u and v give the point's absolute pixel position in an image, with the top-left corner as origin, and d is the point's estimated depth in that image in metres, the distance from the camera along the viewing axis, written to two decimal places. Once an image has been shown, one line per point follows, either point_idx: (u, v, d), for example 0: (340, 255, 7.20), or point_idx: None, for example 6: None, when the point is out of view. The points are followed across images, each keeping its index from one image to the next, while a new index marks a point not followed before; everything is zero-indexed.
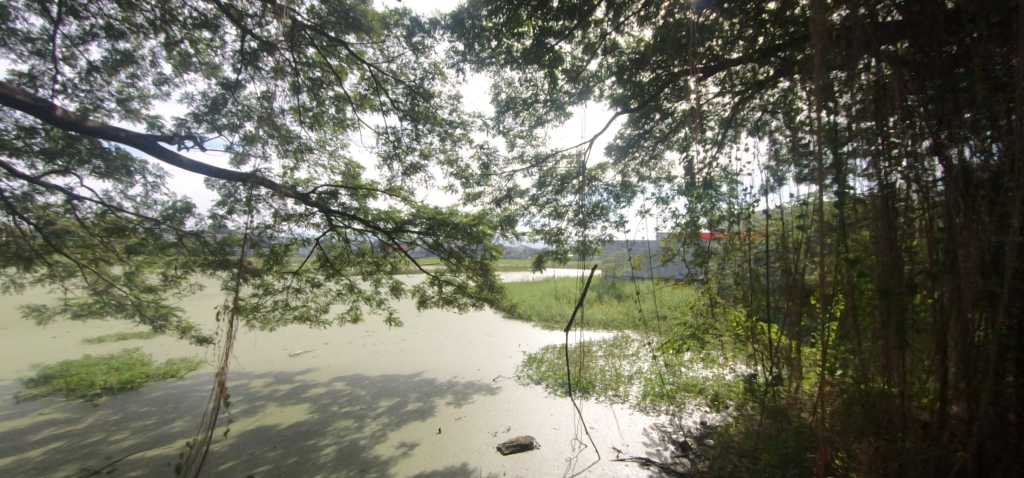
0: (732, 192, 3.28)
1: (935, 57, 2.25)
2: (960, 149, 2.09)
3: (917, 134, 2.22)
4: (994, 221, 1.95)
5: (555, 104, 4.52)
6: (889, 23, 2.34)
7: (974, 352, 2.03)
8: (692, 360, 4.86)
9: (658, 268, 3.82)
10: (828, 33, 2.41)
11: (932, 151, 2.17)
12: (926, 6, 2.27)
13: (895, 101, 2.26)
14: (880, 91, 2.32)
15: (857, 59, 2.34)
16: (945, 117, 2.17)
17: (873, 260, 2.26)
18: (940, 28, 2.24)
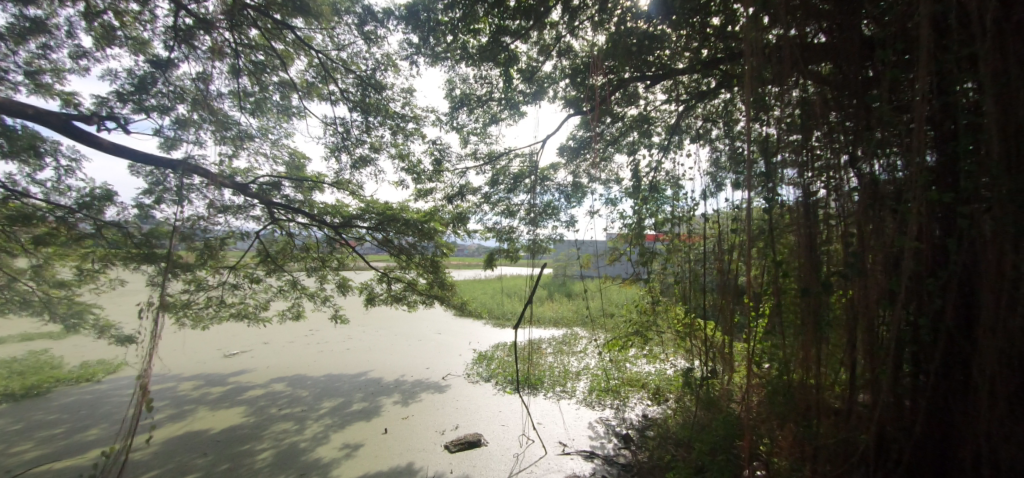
0: (675, 195, 3.44)
1: (855, 78, 2.45)
2: (873, 163, 2.28)
3: (838, 148, 2.40)
4: (897, 227, 2.15)
5: (510, 103, 4.53)
6: (815, 46, 2.56)
7: (879, 344, 2.21)
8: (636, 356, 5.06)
9: (605, 267, 3.96)
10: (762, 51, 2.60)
11: (849, 164, 2.36)
12: (846, 32, 2.49)
13: (818, 117, 2.46)
14: (806, 107, 2.52)
15: (787, 76, 2.54)
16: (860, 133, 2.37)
17: (797, 261, 2.46)
18: (857, 53, 2.47)
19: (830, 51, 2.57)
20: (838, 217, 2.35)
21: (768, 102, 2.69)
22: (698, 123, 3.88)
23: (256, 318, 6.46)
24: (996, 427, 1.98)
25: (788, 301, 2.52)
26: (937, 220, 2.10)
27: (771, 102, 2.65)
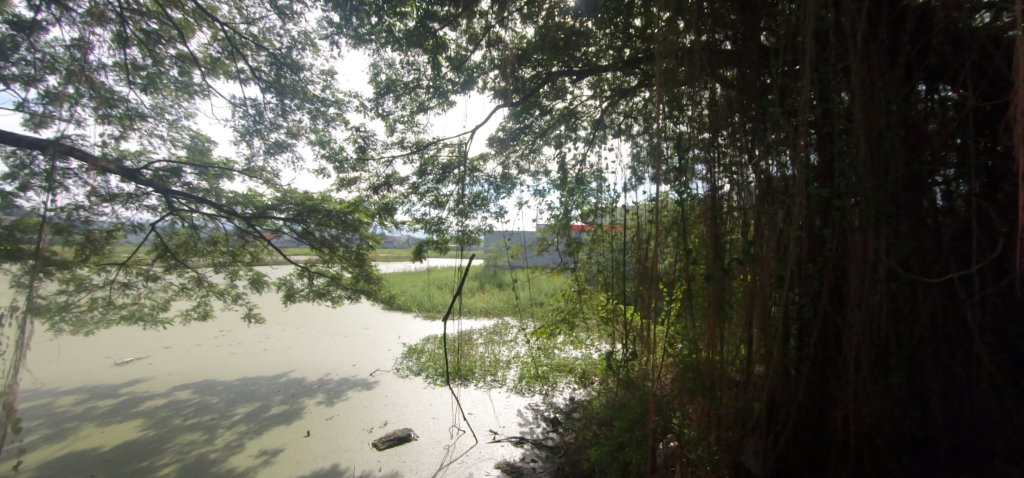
0: (598, 187, 3.56)
1: (754, 83, 2.69)
2: (770, 162, 2.53)
3: (741, 147, 2.64)
4: (785, 217, 2.39)
5: (438, 92, 4.43)
6: (722, 51, 2.79)
7: (770, 321, 2.43)
8: (564, 343, 5.25)
9: (534, 258, 4.04)
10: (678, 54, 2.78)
11: (748, 162, 2.59)
12: (748, 41, 2.73)
13: (724, 118, 2.69)
14: (715, 108, 2.74)
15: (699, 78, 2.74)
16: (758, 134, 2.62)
17: (704, 248, 2.62)
18: (757, 61, 2.71)
19: (733, 57, 2.79)
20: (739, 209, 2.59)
21: (682, 102, 2.87)
22: (619, 119, 4.06)
23: (153, 320, 5.79)
24: (861, 389, 2.30)
25: (696, 285, 2.67)
26: (818, 213, 2.37)
27: (684, 100, 2.82)
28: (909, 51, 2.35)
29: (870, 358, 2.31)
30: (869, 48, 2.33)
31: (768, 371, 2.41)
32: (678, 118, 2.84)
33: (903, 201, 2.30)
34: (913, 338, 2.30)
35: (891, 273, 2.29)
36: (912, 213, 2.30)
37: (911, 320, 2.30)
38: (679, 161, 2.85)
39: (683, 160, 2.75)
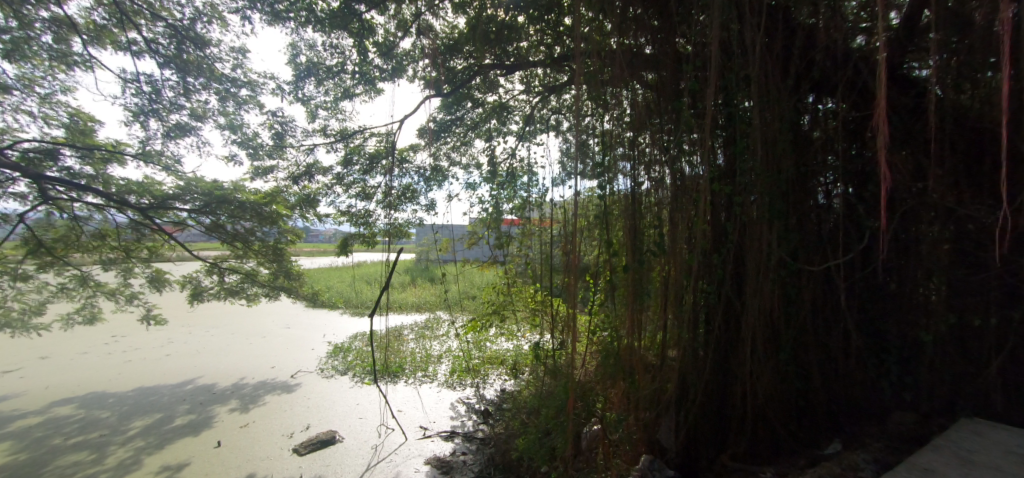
0: (528, 181, 3.56)
1: (671, 86, 2.85)
2: (685, 161, 2.67)
3: (661, 146, 2.76)
4: (695, 210, 2.52)
5: (365, 78, 4.25)
6: (644, 55, 2.89)
7: (683, 308, 2.54)
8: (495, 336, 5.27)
9: (463, 251, 4.02)
10: (604, 55, 2.85)
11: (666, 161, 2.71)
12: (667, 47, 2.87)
13: (645, 118, 2.80)
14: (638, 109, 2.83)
15: (624, 79, 2.82)
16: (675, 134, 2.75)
17: (625, 240, 2.68)
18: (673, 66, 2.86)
19: (655, 60, 2.90)
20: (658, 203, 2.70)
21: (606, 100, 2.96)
22: (548, 114, 4.12)
23: (24, 326, 4.98)
24: (758, 367, 2.50)
25: (617, 276, 2.66)
26: (723, 208, 2.54)
27: (611, 101, 2.87)
28: (799, 65, 2.62)
29: (765, 339, 2.52)
30: (767, 59, 2.54)
31: (681, 354, 2.55)
32: (605, 116, 2.85)
33: (793, 199, 2.56)
34: (799, 320, 2.55)
35: (781, 262, 2.51)
36: (800, 210, 2.58)
37: (797, 304, 2.56)
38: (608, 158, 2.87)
39: (610, 158, 2.77)
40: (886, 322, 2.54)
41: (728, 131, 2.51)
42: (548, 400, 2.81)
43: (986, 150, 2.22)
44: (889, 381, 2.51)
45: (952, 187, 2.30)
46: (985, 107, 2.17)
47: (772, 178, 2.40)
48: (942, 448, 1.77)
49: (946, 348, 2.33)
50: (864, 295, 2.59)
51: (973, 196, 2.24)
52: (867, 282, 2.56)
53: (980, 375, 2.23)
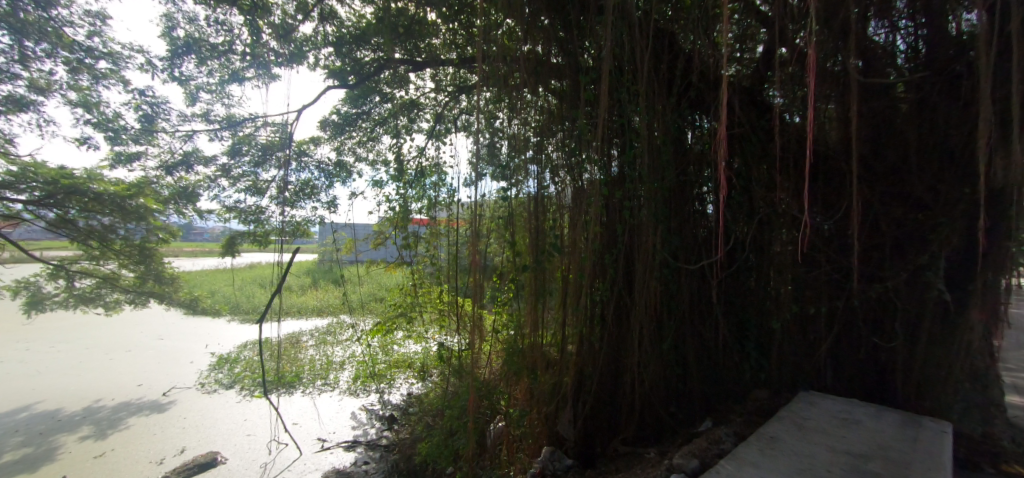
0: (440, 180, 3.47)
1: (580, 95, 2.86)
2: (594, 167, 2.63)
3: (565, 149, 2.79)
4: (593, 212, 2.59)
5: (257, 62, 3.87)
6: (556, 63, 2.90)
7: (581, 304, 2.66)
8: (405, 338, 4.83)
9: (370, 252, 3.83)
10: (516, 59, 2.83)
11: (567, 167, 2.76)
12: (575, 57, 2.89)
13: (554, 124, 2.83)
14: (548, 115, 2.86)
15: (535, 85, 2.86)
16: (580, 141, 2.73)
17: (528, 238, 2.64)
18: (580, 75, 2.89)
19: (563, 69, 2.91)
20: (565, 207, 2.72)
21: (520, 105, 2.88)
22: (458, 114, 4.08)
23: None
24: (645, 357, 2.72)
25: (523, 272, 2.61)
26: (615, 211, 2.71)
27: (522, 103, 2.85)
28: (681, 85, 2.90)
29: (651, 331, 2.74)
30: (654, 78, 2.78)
31: (578, 348, 2.69)
32: (515, 120, 2.82)
33: (674, 206, 2.82)
34: (678, 314, 2.83)
35: (664, 262, 2.75)
36: (680, 215, 2.84)
37: (676, 298, 2.85)
38: (518, 161, 2.79)
39: (518, 161, 2.75)
40: (746, 314, 2.91)
41: (622, 140, 2.68)
42: (450, 401, 2.69)
43: (819, 167, 2.66)
44: (748, 366, 2.87)
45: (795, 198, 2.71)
46: (820, 132, 2.60)
47: (656, 184, 2.65)
48: (784, 417, 2.05)
49: (790, 334, 2.74)
50: (731, 290, 2.95)
51: (810, 206, 2.67)
52: (732, 279, 2.92)
53: (815, 355, 2.65)
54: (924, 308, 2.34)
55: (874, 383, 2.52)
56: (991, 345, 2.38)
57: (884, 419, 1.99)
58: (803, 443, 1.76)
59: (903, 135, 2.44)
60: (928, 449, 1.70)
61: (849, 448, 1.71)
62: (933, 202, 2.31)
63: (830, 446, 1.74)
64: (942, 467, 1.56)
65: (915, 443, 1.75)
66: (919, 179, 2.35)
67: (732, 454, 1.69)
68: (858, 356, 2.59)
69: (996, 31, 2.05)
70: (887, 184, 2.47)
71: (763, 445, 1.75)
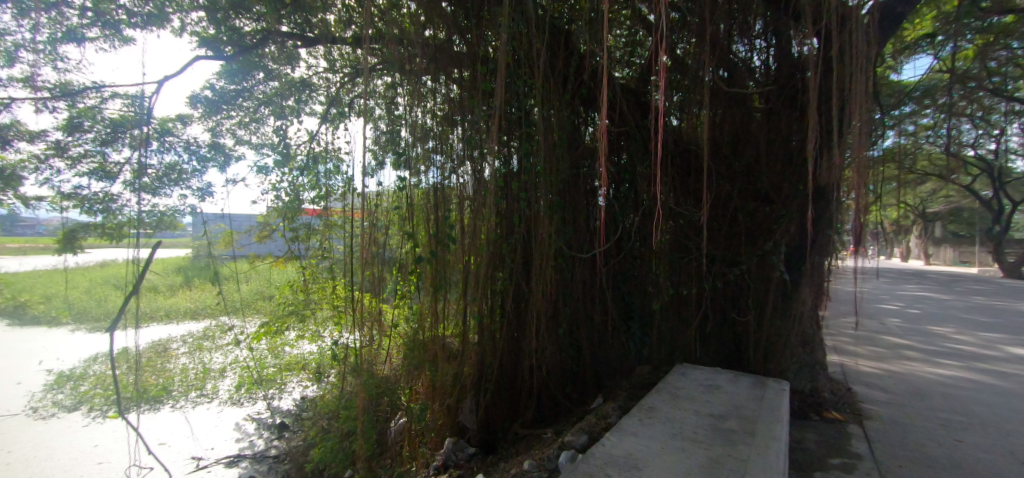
0: (336, 169, 3.19)
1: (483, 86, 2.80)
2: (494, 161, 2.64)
3: (466, 139, 2.72)
4: (490, 203, 2.62)
5: (102, 20, 3.25)
6: (459, 53, 2.85)
7: (482, 293, 2.67)
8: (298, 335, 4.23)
9: (253, 246, 3.61)
10: (420, 42, 2.69)
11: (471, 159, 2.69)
12: (477, 47, 2.85)
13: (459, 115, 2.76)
14: (452, 104, 2.79)
15: (437, 72, 2.77)
16: (479, 132, 2.71)
17: (427, 228, 2.56)
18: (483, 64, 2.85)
19: (469, 59, 2.83)
20: (469, 198, 2.65)
21: (423, 91, 2.71)
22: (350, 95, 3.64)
23: None
24: (542, 343, 2.84)
25: (422, 265, 2.51)
26: (515, 202, 2.73)
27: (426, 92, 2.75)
28: (574, 82, 3.05)
29: (548, 317, 2.86)
30: (550, 73, 2.87)
31: (480, 337, 2.70)
32: (419, 107, 2.66)
33: (569, 197, 2.97)
34: (572, 301, 2.98)
35: (558, 251, 2.87)
36: (574, 206, 2.99)
37: (571, 285, 2.99)
38: (420, 150, 2.66)
39: (420, 149, 2.62)
40: (632, 298, 3.17)
41: (521, 132, 2.72)
42: (344, 400, 2.52)
43: (690, 165, 2.99)
44: (633, 344, 3.14)
45: (673, 192, 3.01)
46: (693, 133, 2.92)
47: (551, 176, 2.76)
48: (662, 388, 2.28)
49: (668, 314, 3.05)
50: (620, 276, 3.17)
51: (684, 199, 3.00)
52: (619, 267, 3.15)
53: (686, 332, 3.00)
54: (769, 286, 2.78)
55: (733, 352, 2.93)
56: (815, 315, 2.91)
57: (739, 383, 2.31)
58: (675, 410, 1.98)
59: (755, 139, 2.84)
60: (771, 405, 2.01)
61: (712, 411, 1.95)
62: (775, 197, 2.74)
63: (696, 410, 1.97)
64: (780, 419, 1.85)
65: (761, 401, 2.05)
66: (766, 176, 2.77)
67: (617, 426, 1.82)
68: (721, 330, 2.98)
69: (821, 56, 2.50)
70: (743, 181, 2.86)
71: (643, 415, 1.92)
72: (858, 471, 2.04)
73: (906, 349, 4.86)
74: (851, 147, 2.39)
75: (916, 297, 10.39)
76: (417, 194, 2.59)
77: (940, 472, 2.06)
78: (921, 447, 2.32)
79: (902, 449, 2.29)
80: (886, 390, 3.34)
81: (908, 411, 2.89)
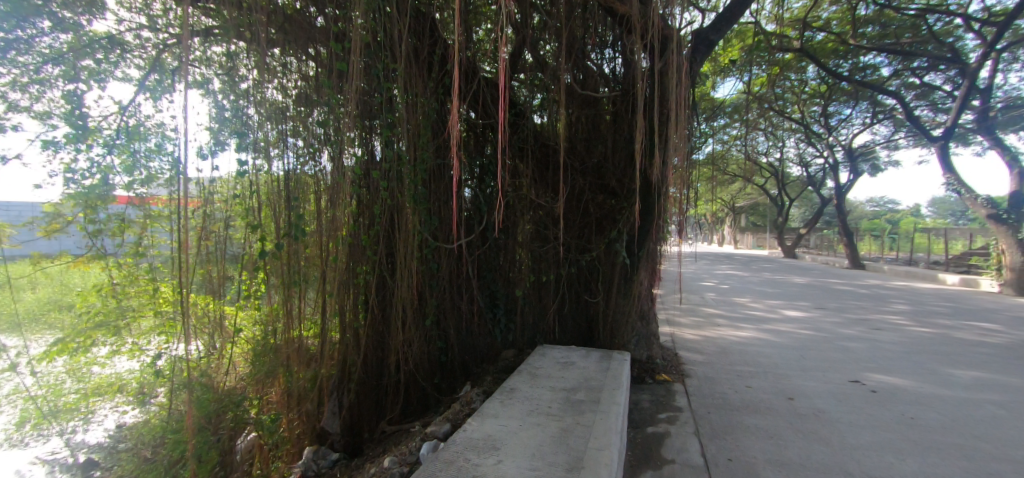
0: (159, 147, 2.68)
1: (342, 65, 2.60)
2: (353, 150, 2.49)
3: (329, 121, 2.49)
4: (351, 195, 2.49)
5: None
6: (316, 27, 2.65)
7: (348, 289, 2.53)
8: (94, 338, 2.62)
9: (38, 243, 2.51)
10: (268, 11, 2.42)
11: (327, 145, 2.46)
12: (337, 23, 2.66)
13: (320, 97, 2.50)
14: (309, 83, 2.56)
15: (289, 47, 2.55)
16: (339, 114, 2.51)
17: (277, 217, 2.30)
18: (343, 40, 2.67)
19: (326, 35, 2.63)
20: (325, 186, 2.43)
21: (274, 68, 2.45)
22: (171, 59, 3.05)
23: None
24: (409, 336, 2.79)
25: (268, 260, 2.24)
26: (380, 194, 2.61)
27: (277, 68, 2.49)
28: (439, 72, 3.02)
29: (414, 310, 2.81)
30: (414, 60, 2.82)
31: (342, 336, 2.53)
32: (268, 83, 2.39)
33: (434, 187, 2.94)
34: (439, 291, 2.97)
35: (423, 241, 2.82)
36: (440, 197, 2.97)
37: (439, 277, 2.97)
38: (272, 131, 2.41)
39: (268, 132, 2.37)
40: (497, 285, 3.27)
41: (385, 118, 2.61)
42: (174, 423, 2.15)
43: (549, 159, 3.22)
44: (498, 331, 3.28)
45: (534, 185, 3.22)
46: (553, 130, 3.14)
47: (417, 165, 2.72)
48: (523, 370, 2.42)
49: (530, 300, 3.28)
50: (487, 265, 3.23)
51: (543, 192, 3.24)
52: (485, 256, 3.21)
53: (546, 315, 3.27)
54: (614, 269, 3.19)
55: (586, 331, 3.27)
56: (650, 293, 3.39)
57: (590, 358, 2.58)
58: (533, 388, 2.12)
59: (604, 139, 3.19)
60: (614, 375, 2.28)
61: (565, 385, 2.13)
62: (620, 192, 3.12)
63: (551, 386, 2.14)
64: (620, 386, 2.11)
65: (607, 372, 2.32)
66: (613, 172, 3.13)
67: (479, 411, 1.88)
68: (576, 311, 3.31)
69: (651, 69, 2.90)
70: (594, 175, 3.19)
71: (504, 397, 2.02)
72: (679, 421, 2.44)
73: (719, 317, 5.99)
74: (676, 152, 2.85)
75: (727, 275, 12.81)
76: (272, 181, 2.32)
77: (735, 414, 2.58)
78: (724, 395, 2.89)
79: (710, 399, 2.82)
80: (703, 352, 4.07)
81: (716, 367, 3.57)
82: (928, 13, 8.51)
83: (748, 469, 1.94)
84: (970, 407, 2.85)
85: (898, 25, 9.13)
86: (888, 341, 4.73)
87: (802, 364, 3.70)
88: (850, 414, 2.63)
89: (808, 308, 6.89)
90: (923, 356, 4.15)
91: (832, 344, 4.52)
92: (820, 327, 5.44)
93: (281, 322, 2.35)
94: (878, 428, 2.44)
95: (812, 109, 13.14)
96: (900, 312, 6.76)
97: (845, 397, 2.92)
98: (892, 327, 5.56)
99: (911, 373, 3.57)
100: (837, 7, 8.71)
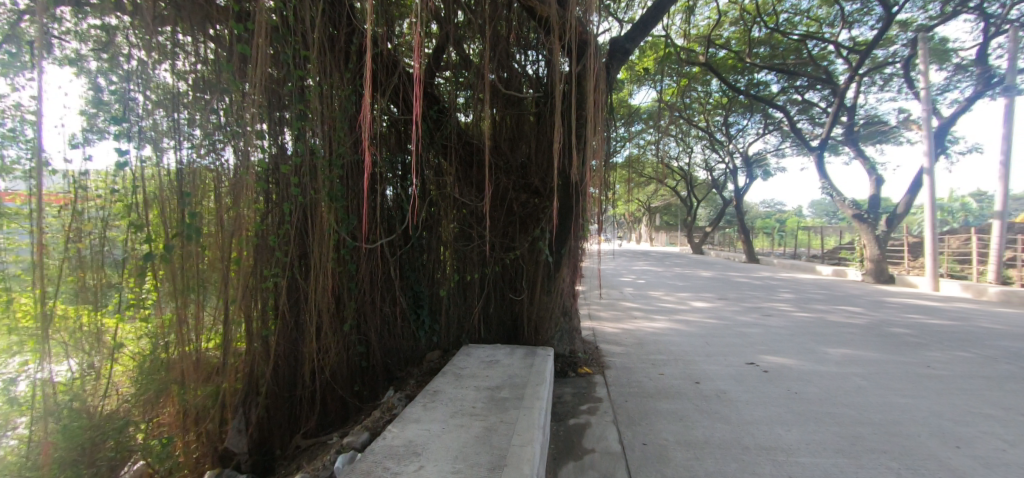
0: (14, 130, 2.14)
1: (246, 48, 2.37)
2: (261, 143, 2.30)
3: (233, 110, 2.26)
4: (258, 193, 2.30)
5: None
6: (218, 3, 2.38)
7: (254, 294, 2.33)
8: None
9: None
10: None
11: (232, 138, 2.24)
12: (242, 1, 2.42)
13: (220, 82, 2.26)
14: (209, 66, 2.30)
15: (183, 24, 2.25)
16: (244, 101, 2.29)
17: (172, 217, 2.08)
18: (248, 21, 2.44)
19: (226, 14, 2.38)
20: (227, 180, 2.21)
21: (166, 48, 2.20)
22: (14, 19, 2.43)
23: None
24: (325, 342, 2.63)
25: (157, 263, 2.03)
26: (292, 190, 2.42)
27: (168, 48, 2.23)
28: (358, 63, 2.88)
29: (330, 313, 2.66)
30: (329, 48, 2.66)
31: (248, 345, 2.32)
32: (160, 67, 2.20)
33: (352, 184, 2.81)
34: (359, 294, 2.84)
35: (341, 241, 2.68)
36: (359, 194, 2.84)
37: (359, 278, 2.84)
38: (163, 121, 2.19)
39: (162, 123, 2.16)
40: (421, 286, 3.22)
41: (299, 109, 2.44)
42: (32, 459, 1.77)
43: (472, 158, 3.23)
44: (423, 332, 3.22)
45: (459, 183, 3.21)
46: (477, 130, 3.16)
47: (332, 160, 2.58)
48: (447, 371, 2.40)
49: (454, 300, 3.27)
50: (410, 265, 3.17)
51: (468, 191, 3.24)
52: (407, 256, 3.14)
53: (471, 314, 3.28)
54: (538, 267, 3.28)
55: (511, 328, 3.33)
56: (572, 289, 3.53)
57: (515, 355, 2.63)
58: (457, 388, 2.11)
59: (527, 139, 3.27)
60: (537, 371, 2.34)
61: (489, 384, 2.15)
62: (543, 191, 3.21)
63: (476, 385, 2.15)
64: (543, 381, 2.17)
65: (530, 368, 2.38)
66: (535, 172, 3.22)
67: (400, 416, 1.83)
68: (501, 309, 3.36)
69: (570, 73, 3.04)
70: (517, 175, 3.25)
71: (426, 400, 1.99)
72: (599, 412, 2.57)
73: (636, 310, 6.41)
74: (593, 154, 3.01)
75: (644, 270, 13.65)
76: (161, 176, 2.09)
77: (649, 400, 2.77)
78: (640, 383, 3.09)
79: (629, 388, 3.00)
80: (622, 343, 4.33)
81: (634, 357, 3.81)
82: (809, 39, 9.80)
83: (660, 451, 2.10)
84: (840, 380, 3.34)
85: (785, 47, 10.41)
86: (777, 326, 5.39)
87: (707, 350, 4.08)
88: (746, 393, 2.95)
89: (713, 298, 7.64)
90: (804, 337, 4.79)
91: (733, 330, 5.05)
92: (722, 315, 6.06)
93: (173, 334, 2.12)
94: (769, 404, 2.76)
95: (715, 118, 14.52)
96: (787, 300, 7.76)
97: (742, 378, 3.27)
98: (780, 313, 6.35)
99: (794, 353, 4.09)
100: (735, 28, 9.73)
